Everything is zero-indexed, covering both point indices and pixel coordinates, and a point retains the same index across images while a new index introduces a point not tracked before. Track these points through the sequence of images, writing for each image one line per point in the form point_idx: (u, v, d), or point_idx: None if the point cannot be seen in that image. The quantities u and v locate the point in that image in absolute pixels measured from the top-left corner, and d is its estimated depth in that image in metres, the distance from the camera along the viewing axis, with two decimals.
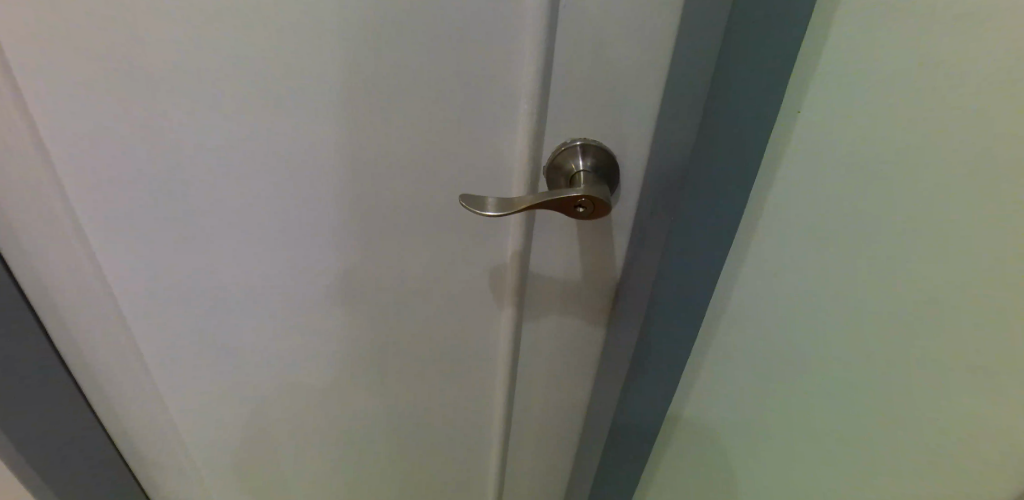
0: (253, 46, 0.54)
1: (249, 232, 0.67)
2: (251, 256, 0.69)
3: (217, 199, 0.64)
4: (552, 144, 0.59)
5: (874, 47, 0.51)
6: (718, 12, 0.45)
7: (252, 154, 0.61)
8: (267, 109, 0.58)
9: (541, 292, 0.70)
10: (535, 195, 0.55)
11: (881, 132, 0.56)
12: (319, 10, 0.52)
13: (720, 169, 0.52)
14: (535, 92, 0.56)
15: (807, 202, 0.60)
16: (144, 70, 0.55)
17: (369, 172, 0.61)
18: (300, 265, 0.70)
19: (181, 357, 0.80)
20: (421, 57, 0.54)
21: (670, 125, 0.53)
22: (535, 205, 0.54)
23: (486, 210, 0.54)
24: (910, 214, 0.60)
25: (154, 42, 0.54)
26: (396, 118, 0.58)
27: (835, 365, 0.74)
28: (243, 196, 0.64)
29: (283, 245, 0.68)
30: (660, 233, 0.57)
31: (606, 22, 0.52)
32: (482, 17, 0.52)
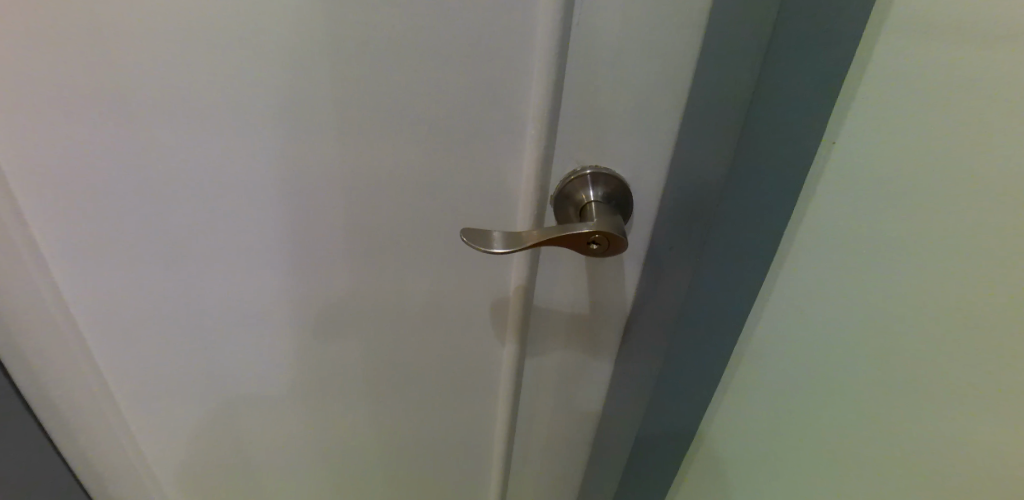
0: (235, 60, 0.49)
1: (231, 258, 0.62)
2: (233, 284, 0.64)
3: (195, 223, 0.59)
4: (561, 168, 0.54)
5: (917, 71, 0.48)
6: (755, 28, 0.40)
7: (232, 174, 0.56)
8: (250, 128, 0.53)
9: (547, 328, 0.66)
10: (544, 230, 0.50)
11: (921, 162, 0.52)
12: (306, 21, 0.47)
13: (751, 200, 0.48)
14: (544, 116, 0.51)
15: (840, 235, 0.56)
16: (112, 81, 0.50)
17: (362, 195, 0.56)
18: (286, 293, 0.64)
19: (155, 391, 0.74)
20: (419, 74, 0.49)
21: (695, 147, 0.48)
22: (544, 241, 0.49)
23: (492, 247, 0.50)
24: (950, 250, 0.56)
25: (124, 52, 0.49)
26: (391, 141, 0.53)
27: (863, 408, 0.69)
28: (224, 221, 0.59)
29: (268, 272, 0.63)
30: (684, 269, 0.52)
31: (623, 38, 0.47)
32: (487, 30, 0.48)
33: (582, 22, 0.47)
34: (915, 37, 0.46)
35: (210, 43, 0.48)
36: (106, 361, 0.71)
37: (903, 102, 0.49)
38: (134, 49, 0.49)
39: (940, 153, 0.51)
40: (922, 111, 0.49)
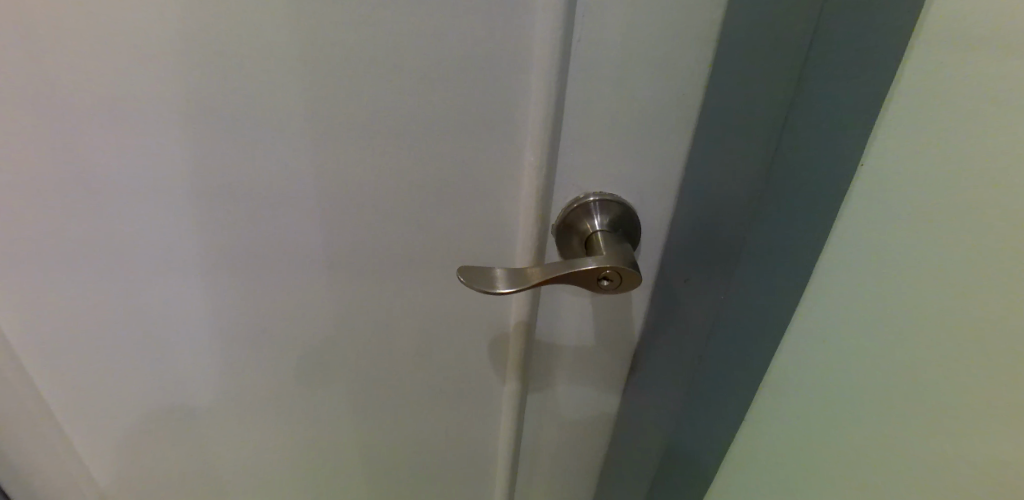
0: (199, 84, 0.44)
1: (203, 302, 0.56)
2: (206, 329, 0.58)
3: (163, 264, 0.54)
4: (563, 197, 0.50)
5: (960, 99, 0.40)
6: (791, 27, 0.36)
7: (199, 209, 0.50)
8: (219, 162, 0.48)
9: (549, 364, 0.61)
10: (551, 267, 0.46)
11: (966, 201, 0.44)
12: (278, 43, 0.42)
13: (780, 224, 0.42)
14: (543, 143, 0.46)
15: (869, 286, 0.48)
16: (63, 108, 0.45)
17: (345, 230, 0.51)
18: (264, 337, 0.59)
19: (127, 441, 0.68)
20: (405, 99, 0.45)
21: (716, 172, 0.44)
22: (551, 279, 0.45)
23: (495, 287, 0.46)
24: (997, 298, 0.48)
25: (74, 77, 0.44)
26: (374, 169, 0.48)
27: (895, 468, 0.60)
28: (194, 262, 0.54)
29: (244, 316, 0.57)
30: (706, 297, 0.47)
31: (629, 54, 0.43)
32: (478, 47, 0.43)
33: (584, 38, 0.42)
34: (974, 68, 0.39)
35: (171, 70, 0.43)
36: (71, 413, 0.65)
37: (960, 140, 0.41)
38: (87, 78, 0.44)
39: (1001, 200, 0.43)
40: (977, 153, 0.42)
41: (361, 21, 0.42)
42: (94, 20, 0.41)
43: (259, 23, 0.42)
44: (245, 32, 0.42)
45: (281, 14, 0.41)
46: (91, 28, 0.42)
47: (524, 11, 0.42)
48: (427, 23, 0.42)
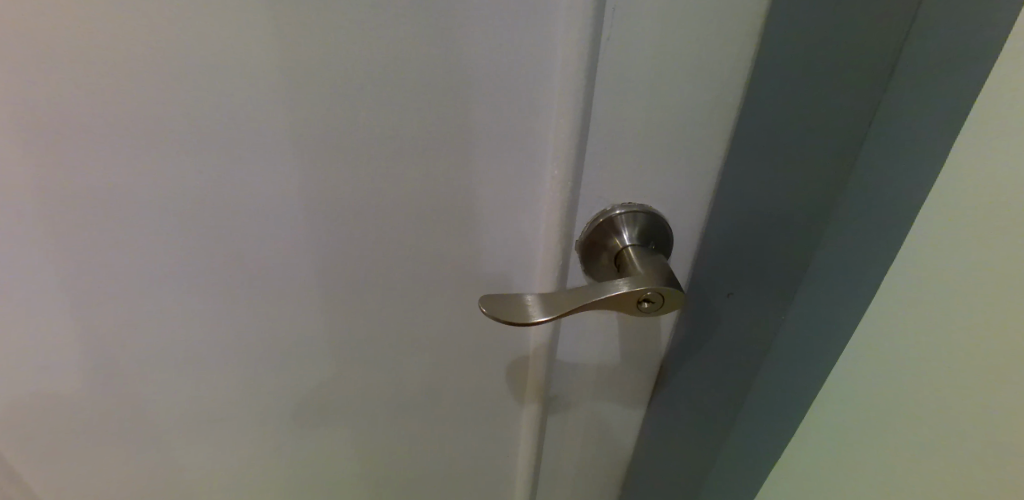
0: (174, 98, 0.39)
1: (198, 336, 0.52)
2: (202, 364, 0.54)
3: (147, 300, 0.49)
4: (587, 211, 0.45)
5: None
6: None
7: (182, 234, 0.45)
8: (206, 187, 0.43)
9: (571, 384, 0.57)
10: (586, 291, 0.41)
11: None
12: (265, 53, 0.37)
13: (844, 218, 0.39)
14: (568, 151, 0.41)
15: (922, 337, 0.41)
16: (17, 130, 0.40)
17: (349, 253, 0.47)
18: (266, 368, 0.55)
19: (123, 483, 0.64)
20: (412, 110, 0.40)
21: (770, 180, 0.41)
22: (587, 304, 0.41)
23: (529, 318, 0.41)
24: None
25: (27, 96, 0.38)
26: (378, 183, 0.43)
27: None
28: (184, 296, 0.49)
29: (243, 347, 0.53)
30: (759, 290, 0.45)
31: (665, 53, 0.37)
32: (492, 46, 0.38)
33: (613, 37, 0.37)
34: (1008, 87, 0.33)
35: (143, 86, 0.38)
36: (55, 456, 0.60)
37: (984, 181, 0.35)
38: (46, 98, 0.38)
39: None
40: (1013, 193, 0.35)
41: (359, 25, 0.37)
42: (49, 32, 0.36)
43: (243, 31, 0.37)
44: (227, 42, 0.37)
45: (267, 21, 0.36)
46: (49, 42, 0.36)
47: (543, 8, 0.37)
48: (434, 25, 0.37)
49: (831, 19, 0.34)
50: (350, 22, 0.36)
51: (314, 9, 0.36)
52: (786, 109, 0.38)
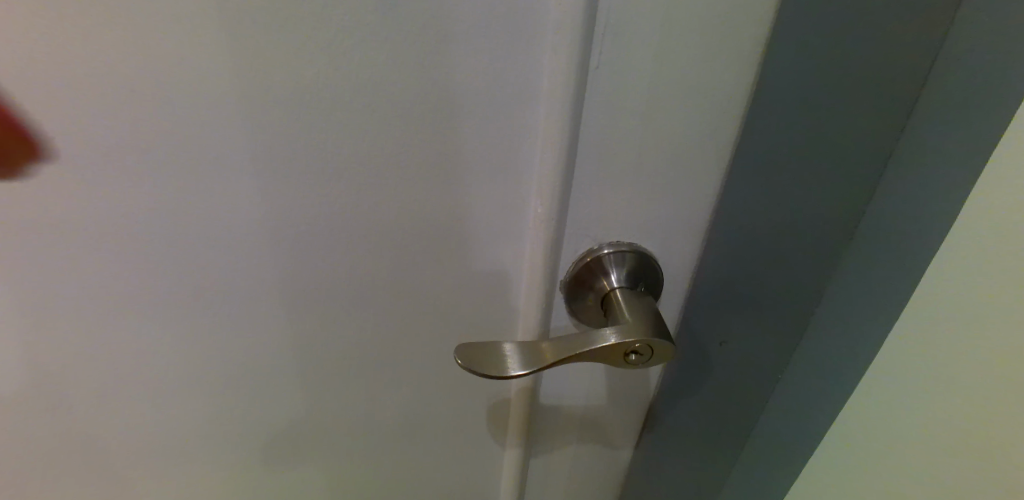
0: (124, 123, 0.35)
1: (162, 374, 0.48)
2: (166, 402, 0.50)
3: (103, 336, 0.45)
4: (573, 248, 0.42)
5: None
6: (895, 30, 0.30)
7: (137, 267, 0.42)
8: (164, 219, 0.39)
9: (555, 425, 0.54)
10: (572, 341, 0.38)
11: None
12: (223, 78, 0.34)
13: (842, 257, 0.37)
14: (552, 190, 0.38)
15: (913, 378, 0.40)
16: None
17: (321, 289, 0.44)
18: (236, 406, 0.51)
19: None
20: (385, 140, 0.37)
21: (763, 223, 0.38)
22: (572, 356, 0.38)
23: (507, 370, 0.38)
24: None
25: None
26: (348, 218, 0.40)
27: None
28: (144, 332, 0.45)
29: (209, 385, 0.49)
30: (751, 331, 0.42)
31: (658, 85, 0.35)
32: (470, 75, 0.35)
33: (603, 65, 0.34)
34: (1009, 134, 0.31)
35: (86, 111, 0.35)
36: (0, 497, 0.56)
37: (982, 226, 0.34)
38: None
39: None
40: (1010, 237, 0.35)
41: (325, 49, 0.33)
42: None
43: (198, 54, 0.33)
44: (180, 66, 0.33)
45: (223, 44, 0.33)
46: None
47: (529, 35, 0.33)
48: (409, 51, 0.33)
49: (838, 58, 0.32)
50: (316, 45, 0.33)
51: (276, 31, 0.32)
52: (792, 149, 0.35)
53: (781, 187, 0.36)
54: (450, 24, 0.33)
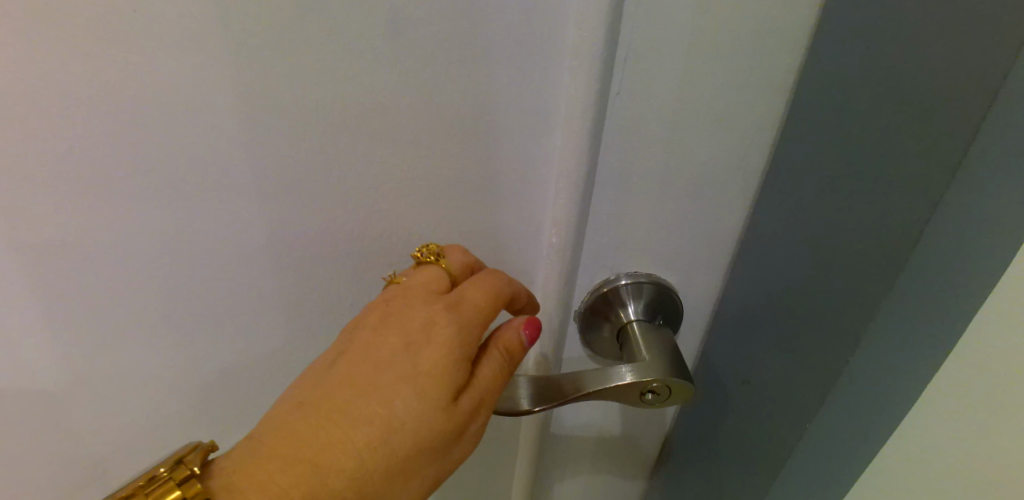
0: (108, 157, 0.32)
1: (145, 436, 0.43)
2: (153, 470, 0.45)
3: (76, 397, 0.40)
4: (589, 279, 0.40)
5: None
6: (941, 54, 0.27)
7: (114, 314, 0.37)
8: (151, 262, 0.36)
9: (566, 459, 0.51)
10: (584, 377, 0.37)
11: None
12: (219, 104, 0.32)
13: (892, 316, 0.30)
14: (571, 218, 0.36)
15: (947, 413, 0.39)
16: None
17: (323, 323, 0.41)
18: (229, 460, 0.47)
19: None
20: (393, 167, 0.35)
21: (791, 259, 0.35)
22: (585, 394, 0.36)
23: (517, 404, 0.36)
24: None
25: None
26: (350, 248, 0.38)
27: None
28: (126, 389, 0.41)
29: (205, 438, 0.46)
30: (781, 384, 0.37)
31: (681, 110, 0.33)
32: (483, 97, 0.33)
33: (624, 89, 0.32)
34: None
35: (59, 137, 0.31)
36: None
37: None
38: None
39: None
40: None
41: (331, 73, 0.31)
42: None
43: (192, 77, 0.31)
44: (174, 89, 0.31)
45: (222, 68, 0.31)
46: None
47: (546, 58, 0.32)
48: (420, 73, 0.32)
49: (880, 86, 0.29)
50: (323, 69, 0.31)
51: (280, 54, 0.30)
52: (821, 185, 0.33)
53: (808, 224, 0.34)
54: (463, 45, 0.31)
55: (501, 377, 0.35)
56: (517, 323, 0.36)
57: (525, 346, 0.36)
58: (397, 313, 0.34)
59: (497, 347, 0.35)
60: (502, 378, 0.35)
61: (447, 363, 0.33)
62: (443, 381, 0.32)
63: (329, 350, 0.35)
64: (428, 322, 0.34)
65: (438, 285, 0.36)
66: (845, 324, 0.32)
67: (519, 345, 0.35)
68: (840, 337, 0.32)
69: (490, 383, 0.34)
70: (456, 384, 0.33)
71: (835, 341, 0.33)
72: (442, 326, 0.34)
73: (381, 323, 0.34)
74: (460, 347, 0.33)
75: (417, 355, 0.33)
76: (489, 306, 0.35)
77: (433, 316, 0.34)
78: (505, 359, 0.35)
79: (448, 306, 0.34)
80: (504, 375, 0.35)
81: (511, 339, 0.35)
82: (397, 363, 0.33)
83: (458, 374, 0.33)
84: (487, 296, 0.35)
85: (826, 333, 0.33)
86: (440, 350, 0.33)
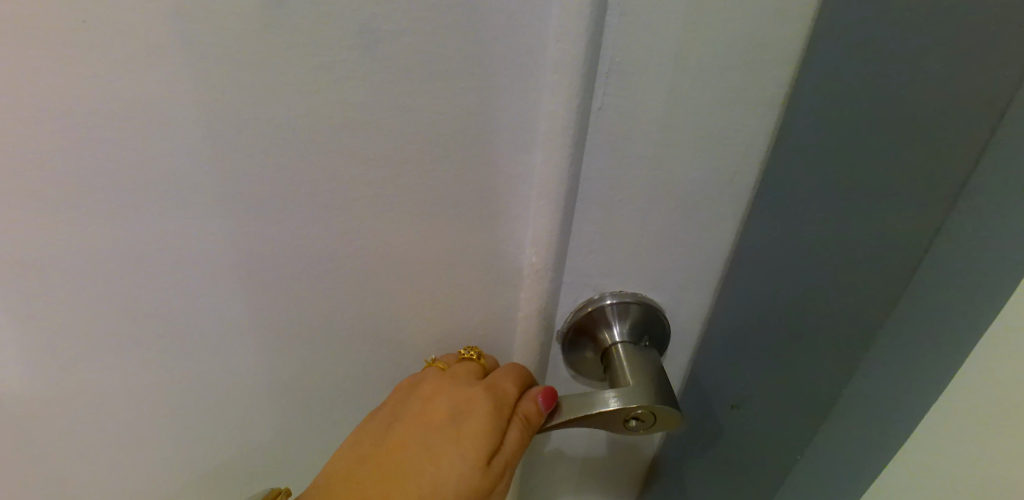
0: (73, 162, 0.31)
1: (127, 442, 0.43)
2: (137, 473, 0.45)
3: (55, 403, 0.40)
4: (572, 298, 0.38)
5: None
6: (939, 73, 0.25)
7: (84, 320, 0.37)
8: (120, 270, 0.35)
9: (552, 480, 0.50)
10: (570, 404, 0.37)
11: None
12: (185, 115, 0.30)
13: (887, 346, 0.29)
14: (551, 237, 0.35)
15: None
16: None
17: (296, 343, 0.40)
18: (211, 471, 0.46)
19: None
20: (366, 185, 0.33)
21: (783, 281, 0.34)
22: (570, 422, 0.36)
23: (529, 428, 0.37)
24: None
25: None
26: (323, 267, 0.36)
27: None
28: (104, 397, 0.41)
29: (184, 452, 0.45)
30: (770, 410, 0.36)
31: (666, 126, 0.31)
32: (460, 114, 0.31)
33: (606, 105, 0.31)
34: None
35: (25, 146, 0.31)
36: None
37: None
38: None
39: None
40: None
41: (298, 88, 0.30)
42: None
43: (156, 90, 0.30)
44: (138, 97, 0.30)
45: (186, 77, 0.29)
46: None
47: (526, 72, 0.30)
48: (392, 89, 0.30)
49: (879, 105, 0.28)
50: (289, 83, 0.30)
51: (244, 67, 0.29)
52: (815, 207, 0.32)
53: (800, 246, 0.33)
54: (437, 59, 0.29)
55: (524, 443, 0.36)
56: (534, 392, 0.37)
57: (542, 412, 0.37)
58: (445, 391, 0.37)
59: (519, 415, 0.37)
60: (525, 445, 0.36)
61: (481, 433, 0.35)
62: (477, 448, 0.35)
63: (381, 414, 0.38)
64: (470, 398, 0.37)
65: (477, 371, 0.39)
66: (839, 350, 0.31)
67: (537, 413, 0.37)
68: (833, 364, 0.31)
69: (514, 451, 0.36)
70: (486, 449, 0.35)
71: (828, 366, 0.31)
72: (480, 402, 0.36)
73: (428, 396, 0.37)
74: (494, 419, 0.36)
75: (460, 426, 0.36)
76: (518, 388, 0.38)
77: (473, 394, 0.37)
78: (525, 426, 0.37)
79: (485, 386, 0.37)
80: (526, 443, 0.36)
81: (529, 407, 0.37)
82: (442, 433, 0.36)
83: (490, 441, 0.35)
84: (518, 380, 0.38)
85: (819, 360, 0.32)
86: (478, 422, 0.36)
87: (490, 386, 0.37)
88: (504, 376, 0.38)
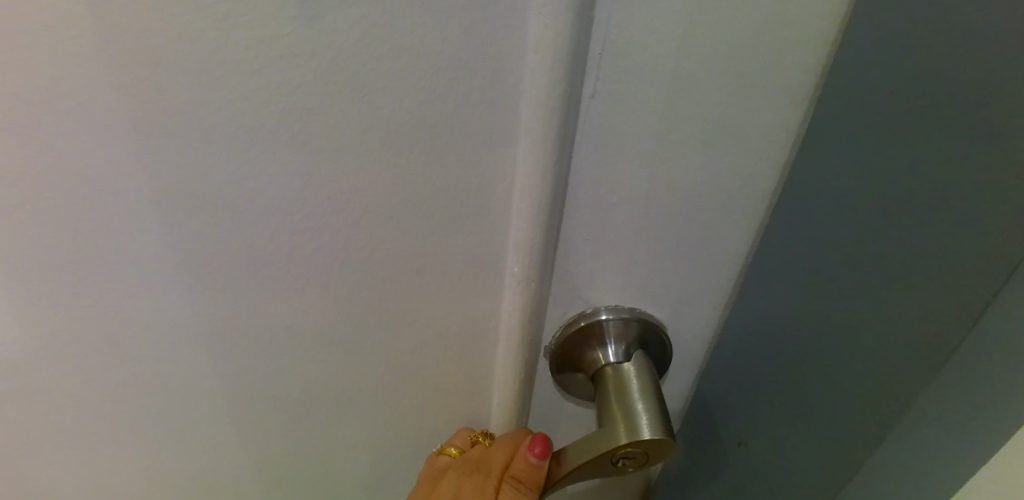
0: None
1: (77, 444, 0.40)
2: (93, 475, 0.42)
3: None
4: (561, 311, 0.34)
5: None
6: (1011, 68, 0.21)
7: (24, 313, 0.33)
8: (56, 262, 0.32)
9: None
10: (572, 450, 0.33)
11: None
12: (111, 95, 0.26)
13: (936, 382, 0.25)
14: (536, 245, 0.30)
15: None
16: None
17: (255, 350, 0.36)
18: (171, 477, 0.43)
19: None
20: (321, 178, 0.29)
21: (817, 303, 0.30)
22: (570, 471, 0.33)
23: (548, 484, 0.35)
24: None
25: None
26: (278, 268, 0.32)
27: None
28: (49, 397, 0.37)
29: (142, 460, 0.42)
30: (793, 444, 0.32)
31: (670, 121, 0.26)
32: (426, 99, 0.26)
33: (600, 92, 0.26)
34: None
35: None
36: None
37: None
38: None
39: None
40: None
41: (235, 66, 0.25)
42: None
43: (72, 66, 0.25)
44: (53, 73, 0.26)
45: (107, 51, 0.25)
46: None
47: (505, 53, 0.25)
48: (345, 68, 0.25)
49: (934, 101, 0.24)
50: (224, 61, 0.25)
51: (169, 40, 0.25)
52: None
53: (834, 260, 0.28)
54: (396, 34, 0.25)
55: None
56: (524, 448, 0.35)
57: (536, 465, 0.34)
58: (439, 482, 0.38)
59: (506, 479, 0.35)
60: None
61: None
62: None
63: None
64: (460, 483, 0.37)
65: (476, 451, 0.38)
66: (887, 382, 0.27)
67: (528, 468, 0.34)
68: (877, 396, 0.27)
69: None
70: None
71: (870, 401, 0.27)
72: (469, 486, 0.37)
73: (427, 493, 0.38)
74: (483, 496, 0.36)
75: None
76: (507, 458, 0.36)
77: (463, 478, 0.37)
78: (515, 487, 0.35)
79: (474, 465, 0.37)
80: None
81: (519, 464, 0.34)
82: None
83: None
84: (506, 450, 0.37)
85: (859, 391, 0.28)
86: None
87: (478, 465, 0.37)
88: (492, 450, 0.37)
